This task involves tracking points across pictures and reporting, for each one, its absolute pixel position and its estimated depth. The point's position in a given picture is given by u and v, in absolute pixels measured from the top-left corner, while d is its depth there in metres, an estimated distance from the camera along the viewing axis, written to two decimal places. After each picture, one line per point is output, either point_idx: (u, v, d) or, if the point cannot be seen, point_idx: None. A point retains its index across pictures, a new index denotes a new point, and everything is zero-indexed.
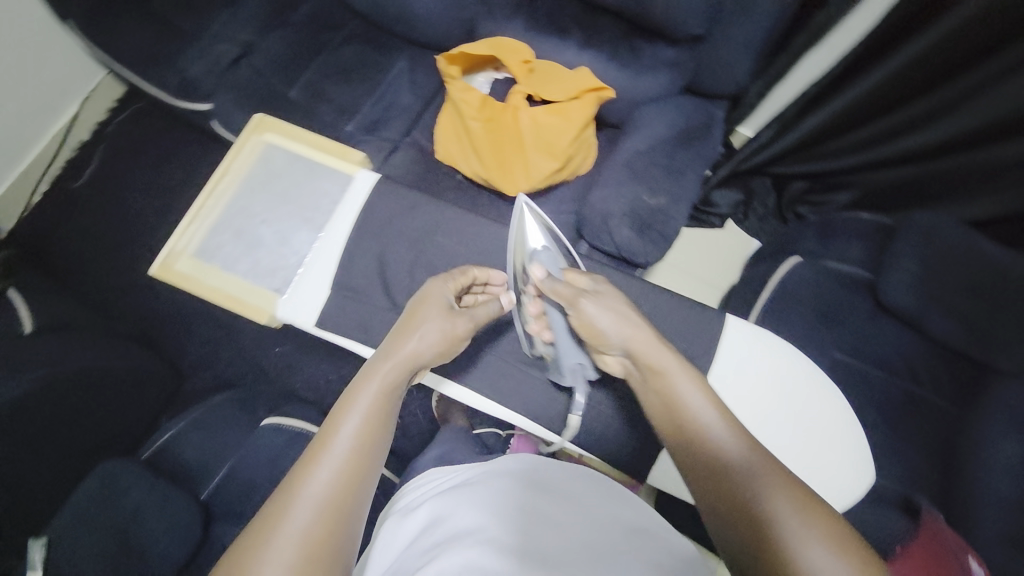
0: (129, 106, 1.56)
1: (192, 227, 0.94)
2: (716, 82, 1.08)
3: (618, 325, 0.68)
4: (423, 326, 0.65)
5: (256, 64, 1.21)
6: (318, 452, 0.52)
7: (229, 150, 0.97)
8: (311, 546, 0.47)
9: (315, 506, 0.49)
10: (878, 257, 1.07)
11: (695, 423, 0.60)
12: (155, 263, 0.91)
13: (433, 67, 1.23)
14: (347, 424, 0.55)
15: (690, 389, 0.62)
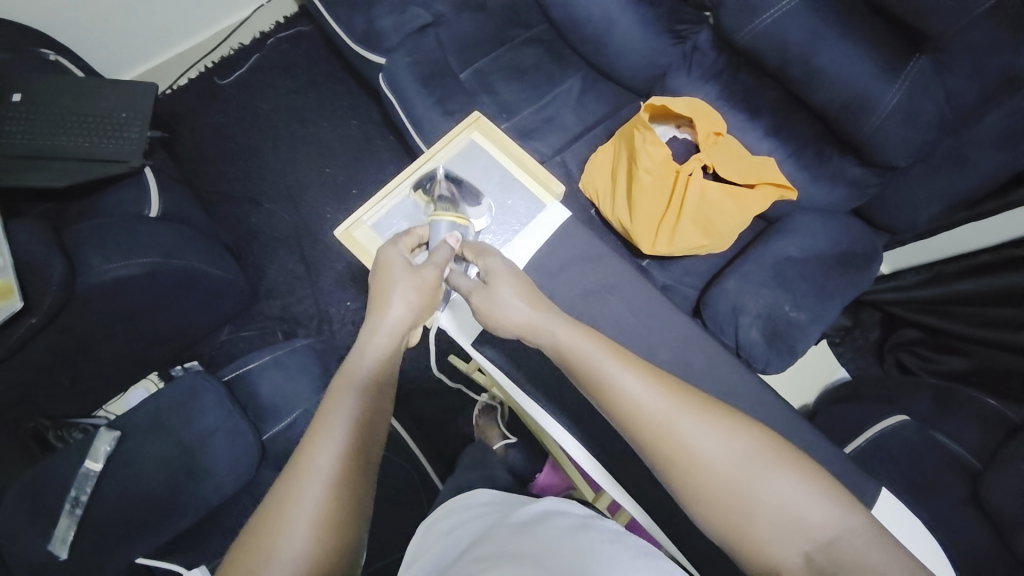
0: (294, 25, 1.59)
1: (384, 201, 0.93)
2: (889, 215, 1.03)
3: (512, 304, 0.72)
4: (396, 296, 0.69)
5: (439, 36, 1.22)
6: (321, 433, 0.56)
7: (441, 138, 0.96)
8: (324, 524, 0.50)
9: (323, 489, 0.52)
10: (992, 451, 0.99)
11: (597, 382, 0.62)
12: (341, 226, 0.91)
13: (603, 96, 1.22)
14: (342, 406, 0.58)
15: (581, 341, 0.66)
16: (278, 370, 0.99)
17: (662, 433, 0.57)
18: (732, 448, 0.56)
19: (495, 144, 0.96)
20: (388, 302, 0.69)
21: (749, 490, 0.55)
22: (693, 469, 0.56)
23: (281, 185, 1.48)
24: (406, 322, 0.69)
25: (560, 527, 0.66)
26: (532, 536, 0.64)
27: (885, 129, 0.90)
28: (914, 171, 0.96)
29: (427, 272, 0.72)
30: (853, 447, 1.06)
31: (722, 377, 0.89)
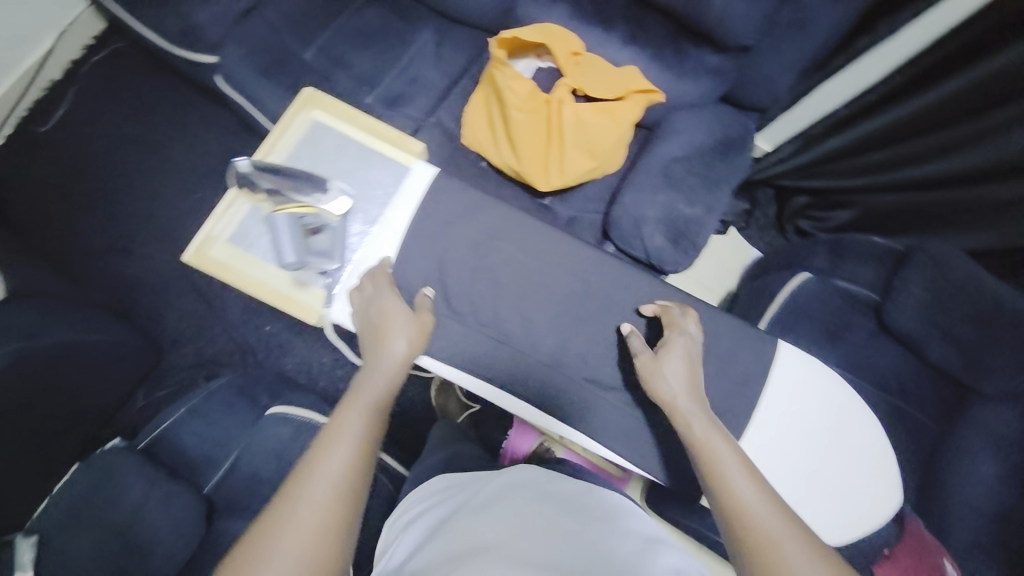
0: (108, 44, 1.40)
1: (230, 210, 0.84)
2: (753, 94, 1.07)
3: (674, 381, 0.74)
4: (399, 334, 0.74)
5: (267, 17, 1.11)
6: (331, 440, 0.59)
7: (275, 125, 0.88)
8: (324, 521, 0.53)
9: (323, 510, 0.54)
10: (888, 281, 1.11)
11: (714, 474, 0.62)
12: (190, 248, 0.81)
13: (460, 44, 1.16)
14: (348, 425, 0.62)
15: (726, 449, 0.64)
16: (200, 418, 0.92)
17: (762, 551, 0.55)
18: None
19: (339, 118, 0.90)
20: (392, 333, 0.74)
21: None
22: None
23: (150, 225, 1.33)
24: (405, 360, 0.72)
25: (550, 501, 0.72)
26: (497, 520, 0.66)
27: (726, 10, 0.91)
28: (763, 46, 0.99)
29: (425, 316, 0.79)
30: (766, 322, 1.14)
31: (632, 287, 0.91)
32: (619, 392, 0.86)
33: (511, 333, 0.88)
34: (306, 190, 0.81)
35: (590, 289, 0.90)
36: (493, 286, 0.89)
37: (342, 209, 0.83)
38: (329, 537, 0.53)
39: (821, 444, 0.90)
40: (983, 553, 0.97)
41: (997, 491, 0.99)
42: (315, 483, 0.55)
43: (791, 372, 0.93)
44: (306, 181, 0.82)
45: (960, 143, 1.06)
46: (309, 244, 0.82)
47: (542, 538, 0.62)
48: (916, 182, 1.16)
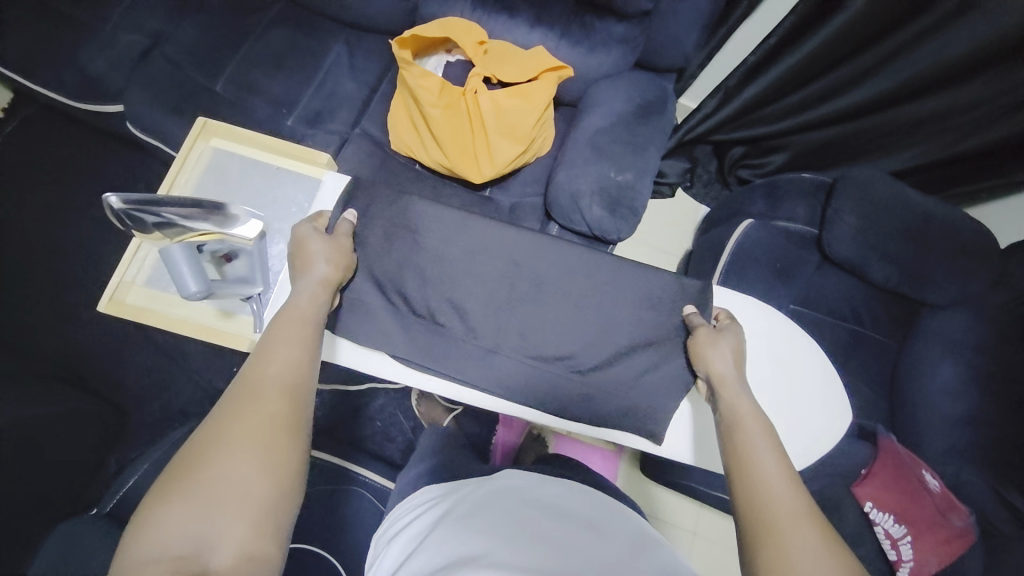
0: (15, 110, 1.35)
1: (142, 251, 0.81)
2: (664, 56, 1.09)
3: (723, 357, 0.74)
4: (318, 257, 0.74)
5: (169, 56, 1.08)
6: (269, 349, 0.62)
7: (176, 161, 0.86)
8: (276, 414, 0.57)
9: (270, 413, 0.56)
10: (822, 213, 1.16)
11: (745, 454, 0.63)
12: (104, 297, 0.78)
13: (373, 52, 1.15)
14: (285, 333, 0.64)
15: (756, 425, 0.66)
16: None
17: (767, 522, 0.56)
18: None
19: (242, 145, 0.88)
20: (312, 259, 0.73)
21: None
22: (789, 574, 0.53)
23: (89, 286, 1.28)
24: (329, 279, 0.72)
25: (544, 502, 0.75)
26: (487, 525, 0.66)
27: None
28: (663, 8, 1.01)
29: (342, 241, 0.77)
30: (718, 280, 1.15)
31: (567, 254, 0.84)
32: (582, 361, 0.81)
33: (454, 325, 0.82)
34: (203, 218, 0.69)
35: (530, 266, 0.83)
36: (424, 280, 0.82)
37: (254, 234, 0.73)
38: (278, 434, 0.55)
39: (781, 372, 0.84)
40: (956, 455, 1.03)
41: (958, 394, 1.04)
42: (264, 383, 0.59)
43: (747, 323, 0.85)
44: (200, 207, 0.68)
45: (868, 72, 1.13)
46: (223, 272, 0.73)
47: (547, 535, 0.65)
48: (837, 116, 1.24)
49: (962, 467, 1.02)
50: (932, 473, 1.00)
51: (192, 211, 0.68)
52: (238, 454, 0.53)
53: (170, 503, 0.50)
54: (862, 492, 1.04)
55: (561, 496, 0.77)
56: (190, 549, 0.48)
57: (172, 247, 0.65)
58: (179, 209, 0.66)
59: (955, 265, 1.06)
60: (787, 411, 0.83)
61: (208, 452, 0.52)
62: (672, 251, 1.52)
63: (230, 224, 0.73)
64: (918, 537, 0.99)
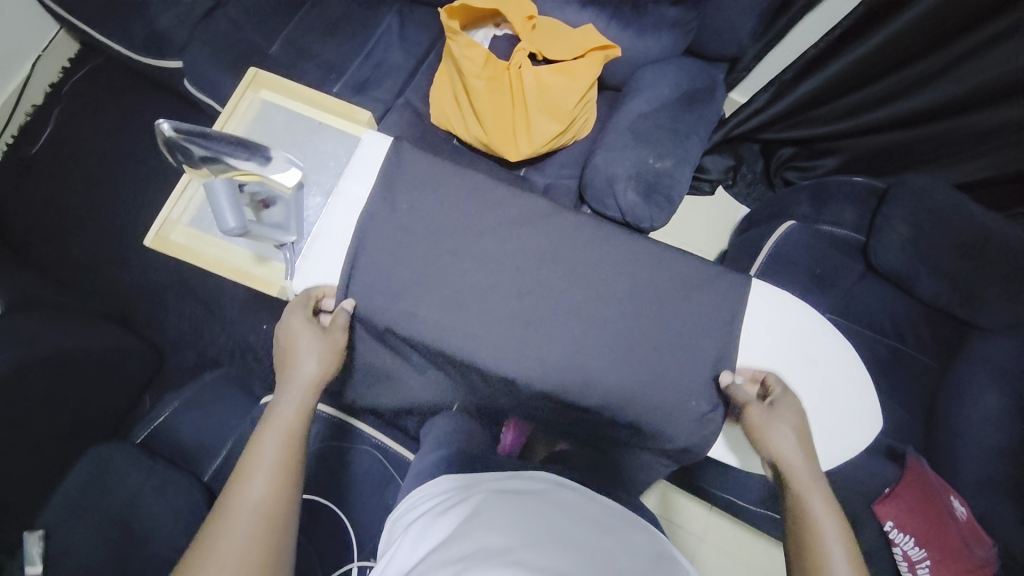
0: (86, 63, 1.43)
1: (188, 193, 0.84)
2: (718, 44, 1.06)
3: (784, 444, 0.69)
4: (308, 357, 0.71)
5: (229, 16, 1.12)
6: (250, 465, 0.59)
7: (225, 107, 0.88)
8: (258, 541, 0.54)
9: (252, 523, 0.55)
10: (872, 219, 1.10)
11: (813, 545, 0.62)
12: (150, 233, 0.82)
13: (423, 24, 1.15)
14: (264, 446, 0.61)
15: (827, 517, 0.63)
16: (198, 410, 0.94)
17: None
18: None
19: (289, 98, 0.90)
20: (302, 361, 0.70)
21: None
22: None
23: (140, 234, 1.35)
24: (317, 383, 0.69)
25: (563, 510, 0.64)
26: (513, 523, 0.57)
27: None
28: None
29: (337, 335, 0.74)
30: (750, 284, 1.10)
31: (606, 253, 0.82)
32: (599, 364, 0.79)
33: (465, 314, 0.79)
34: (244, 157, 0.72)
35: (554, 306, 0.80)
36: (425, 256, 0.80)
37: (292, 181, 0.76)
38: (257, 560, 0.53)
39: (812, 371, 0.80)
40: (990, 487, 0.97)
41: (999, 422, 0.98)
42: (241, 512, 0.56)
43: (760, 318, 0.82)
44: (243, 145, 0.72)
45: (937, 74, 1.07)
46: (262, 217, 0.77)
47: (568, 545, 0.55)
48: (901, 120, 1.17)
49: (993, 499, 0.97)
50: (958, 499, 0.95)
51: (236, 149, 0.71)
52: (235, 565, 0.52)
53: None
54: (885, 513, 0.97)
55: (585, 501, 0.69)
56: None
57: (217, 183, 0.68)
58: (225, 144, 0.70)
59: (1013, 286, 0.99)
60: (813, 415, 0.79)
61: None
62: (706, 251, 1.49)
63: (271, 169, 0.75)
64: (941, 563, 0.94)
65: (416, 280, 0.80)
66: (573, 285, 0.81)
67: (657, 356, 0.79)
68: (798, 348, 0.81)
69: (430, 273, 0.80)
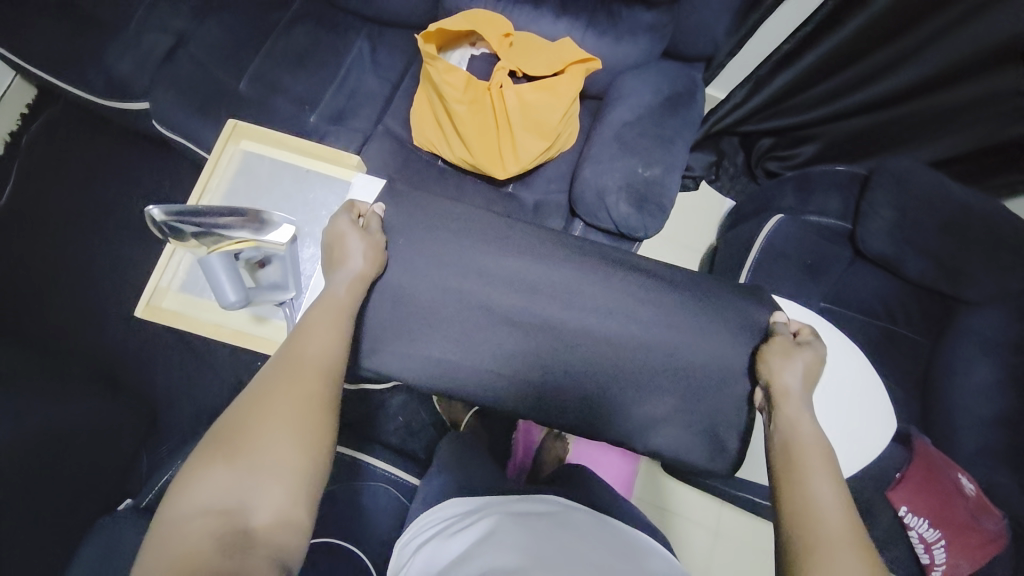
0: (44, 111, 1.38)
1: (176, 257, 0.81)
2: (693, 44, 1.07)
3: (796, 373, 0.73)
4: (353, 242, 0.74)
5: (194, 55, 1.08)
6: (306, 329, 0.64)
7: (206, 164, 0.85)
8: (311, 388, 0.58)
9: (305, 372, 0.59)
10: (856, 206, 1.12)
11: (796, 456, 0.64)
12: (140, 303, 0.79)
13: (395, 47, 1.13)
14: (318, 317, 0.66)
15: (812, 432, 0.66)
16: None
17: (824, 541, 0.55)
18: None
19: (271, 146, 0.88)
20: (348, 256, 0.74)
21: None
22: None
23: (119, 284, 1.31)
24: (364, 273, 0.73)
25: (574, 535, 0.64)
26: (525, 547, 0.59)
27: None
28: None
29: (377, 236, 0.78)
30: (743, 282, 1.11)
31: (610, 270, 0.83)
32: (616, 378, 0.80)
33: (479, 345, 0.80)
34: (238, 226, 0.69)
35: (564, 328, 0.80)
36: (435, 297, 0.80)
37: (286, 239, 0.71)
38: (310, 404, 0.57)
39: None
40: (992, 457, 1.00)
41: (994, 394, 1.00)
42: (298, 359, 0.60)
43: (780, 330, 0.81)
44: (234, 215, 0.69)
45: (905, 58, 1.09)
46: (259, 277, 0.76)
47: (574, 571, 0.55)
48: (877, 102, 1.19)
49: (995, 469, 1.00)
50: (966, 474, 0.98)
51: (230, 219, 0.69)
52: (290, 397, 0.56)
53: (214, 464, 0.52)
54: (898, 498, 0.99)
55: (591, 523, 0.70)
56: (232, 508, 0.49)
57: (210, 256, 0.69)
58: (218, 217, 0.68)
59: (995, 260, 1.02)
60: None
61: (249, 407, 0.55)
62: (695, 247, 1.49)
63: (266, 233, 0.71)
64: (953, 542, 0.97)
65: (426, 317, 0.80)
66: (578, 303, 0.81)
67: (668, 370, 0.80)
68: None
69: (440, 314, 0.80)
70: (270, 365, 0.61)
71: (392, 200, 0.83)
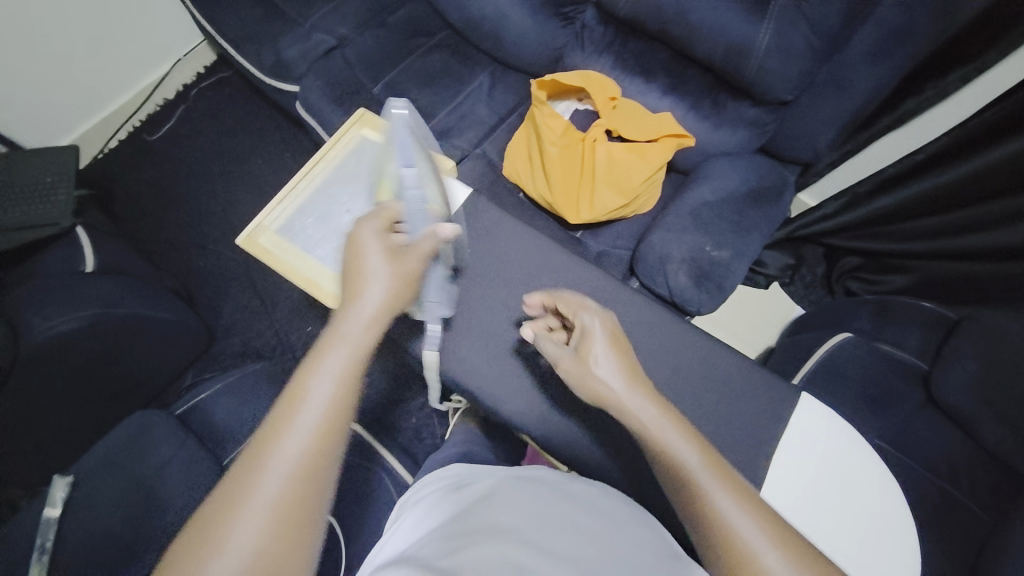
0: (216, 73, 1.64)
1: (283, 204, 0.92)
2: (793, 146, 1.11)
3: (608, 371, 0.62)
4: (374, 281, 0.58)
5: (347, 56, 1.27)
6: (291, 409, 0.47)
7: (330, 139, 0.96)
8: (280, 521, 0.43)
9: (286, 478, 0.44)
10: (936, 349, 1.07)
11: (677, 471, 0.55)
12: (242, 233, 0.89)
13: (512, 87, 1.26)
14: (311, 391, 0.48)
15: (689, 452, 0.55)
16: (233, 397, 1.00)
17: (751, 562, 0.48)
18: None
19: (386, 138, 0.98)
20: (365, 280, 0.58)
21: None
22: None
23: (223, 226, 1.49)
24: (388, 310, 0.57)
25: (566, 504, 0.66)
26: (519, 510, 0.63)
27: (764, 66, 0.96)
28: (803, 101, 1.04)
29: (407, 256, 0.62)
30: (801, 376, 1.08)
31: (651, 329, 0.86)
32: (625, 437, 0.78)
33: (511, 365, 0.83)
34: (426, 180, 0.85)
35: None
36: (488, 309, 0.86)
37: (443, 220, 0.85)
38: (285, 540, 0.43)
39: (844, 495, 0.76)
40: None
41: None
42: (272, 470, 0.44)
43: (800, 436, 0.80)
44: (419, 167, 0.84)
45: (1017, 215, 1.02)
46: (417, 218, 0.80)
47: (558, 537, 0.58)
48: (974, 253, 1.12)
49: None
50: None
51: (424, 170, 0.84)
52: (256, 533, 0.42)
53: None
54: None
55: (589, 487, 0.73)
56: None
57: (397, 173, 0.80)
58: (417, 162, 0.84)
59: None
60: (859, 545, 0.74)
61: (205, 540, 0.41)
62: (753, 345, 1.44)
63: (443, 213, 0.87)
64: None
65: (470, 325, 0.85)
66: None
67: None
68: (839, 480, 0.77)
69: (483, 326, 0.85)
70: (239, 463, 0.45)
71: (472, 210, 0.92)
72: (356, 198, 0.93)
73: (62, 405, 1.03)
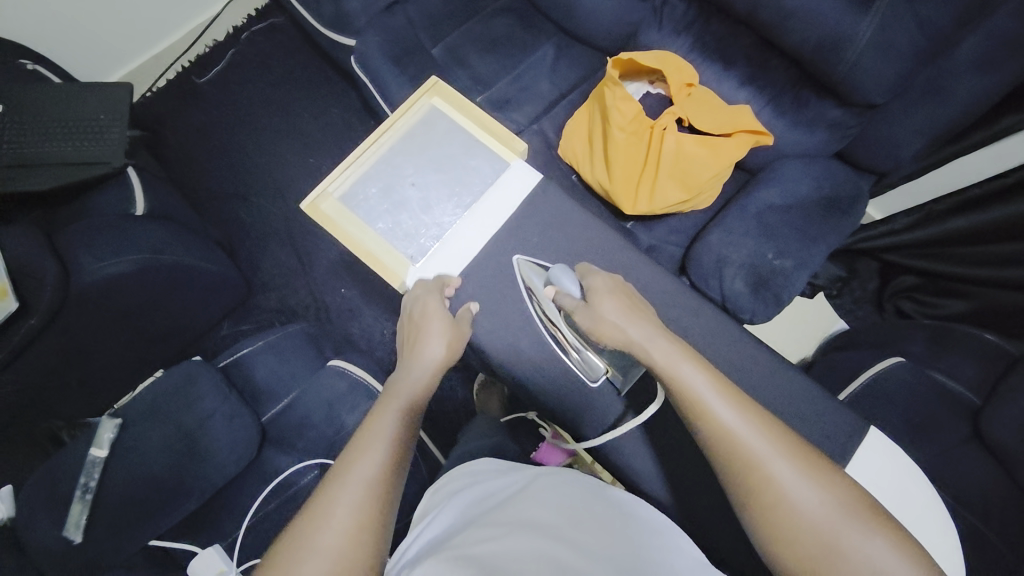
0: (268, 18, 1.59)
1: (347, 170, 0.89)
2: (872, 155, 1.04)
3: (617, 314, 0.72)
4: (436, 338, 0.77)
5: (408, 13, 1.21)
6: (367, 438, 0.63)
7: (399, 107, 0.92)
8: (362, 520, 0.56)
9: (366, 489, 0.58)
10: (990, 385, 1.00)
11: (689, 397, 0.64)
12: (306, 198, 0.87)
13: (577, 61, 1.19)
14: (382, 423, 0.66)
15: (699, 377, 0.65)
16: (273, 355, 1.01)
17: (753, 472, 0.59)
18: (829, 502, 0.56)
19: (455, 110, 0.94)
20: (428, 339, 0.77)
21: (836, 535, 0.54)
22: (782, 505, 0.57)
23: (266, 179, 1.48)
24: (444, 362, 0.76)
25: (603, 508, 0.65)
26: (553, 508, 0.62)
27: (859, 64, 0.89)
28: (893, 106, 0.96)
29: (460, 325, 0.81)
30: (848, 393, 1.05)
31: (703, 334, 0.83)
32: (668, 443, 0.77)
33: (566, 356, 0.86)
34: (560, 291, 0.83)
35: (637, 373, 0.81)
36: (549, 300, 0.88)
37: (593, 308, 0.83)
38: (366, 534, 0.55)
39: None
40: None
41: None
42: (355, 483, 0.58)
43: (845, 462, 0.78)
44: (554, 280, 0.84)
45: None
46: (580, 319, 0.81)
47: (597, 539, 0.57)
48: None
49: None
50: None
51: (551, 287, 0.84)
52: (340, 532, 0.54)
53: None
54: None
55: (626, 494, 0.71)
56: None
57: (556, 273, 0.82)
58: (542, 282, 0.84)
59: None
60: None
61: (307, 532, 0.54)
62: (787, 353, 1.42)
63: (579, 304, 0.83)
64: None
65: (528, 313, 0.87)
66: None
67: None
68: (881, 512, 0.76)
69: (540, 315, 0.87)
70: (327, 480, 0.60)
71: (541, 195, 0.92)
72: (424, 171, 0.91)
73: (106, 345, 1.05)
